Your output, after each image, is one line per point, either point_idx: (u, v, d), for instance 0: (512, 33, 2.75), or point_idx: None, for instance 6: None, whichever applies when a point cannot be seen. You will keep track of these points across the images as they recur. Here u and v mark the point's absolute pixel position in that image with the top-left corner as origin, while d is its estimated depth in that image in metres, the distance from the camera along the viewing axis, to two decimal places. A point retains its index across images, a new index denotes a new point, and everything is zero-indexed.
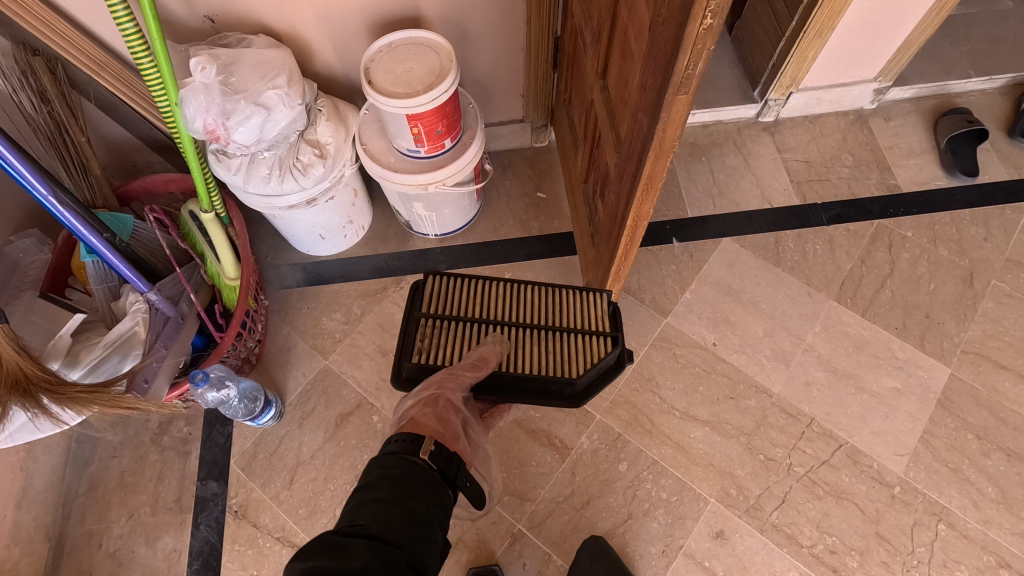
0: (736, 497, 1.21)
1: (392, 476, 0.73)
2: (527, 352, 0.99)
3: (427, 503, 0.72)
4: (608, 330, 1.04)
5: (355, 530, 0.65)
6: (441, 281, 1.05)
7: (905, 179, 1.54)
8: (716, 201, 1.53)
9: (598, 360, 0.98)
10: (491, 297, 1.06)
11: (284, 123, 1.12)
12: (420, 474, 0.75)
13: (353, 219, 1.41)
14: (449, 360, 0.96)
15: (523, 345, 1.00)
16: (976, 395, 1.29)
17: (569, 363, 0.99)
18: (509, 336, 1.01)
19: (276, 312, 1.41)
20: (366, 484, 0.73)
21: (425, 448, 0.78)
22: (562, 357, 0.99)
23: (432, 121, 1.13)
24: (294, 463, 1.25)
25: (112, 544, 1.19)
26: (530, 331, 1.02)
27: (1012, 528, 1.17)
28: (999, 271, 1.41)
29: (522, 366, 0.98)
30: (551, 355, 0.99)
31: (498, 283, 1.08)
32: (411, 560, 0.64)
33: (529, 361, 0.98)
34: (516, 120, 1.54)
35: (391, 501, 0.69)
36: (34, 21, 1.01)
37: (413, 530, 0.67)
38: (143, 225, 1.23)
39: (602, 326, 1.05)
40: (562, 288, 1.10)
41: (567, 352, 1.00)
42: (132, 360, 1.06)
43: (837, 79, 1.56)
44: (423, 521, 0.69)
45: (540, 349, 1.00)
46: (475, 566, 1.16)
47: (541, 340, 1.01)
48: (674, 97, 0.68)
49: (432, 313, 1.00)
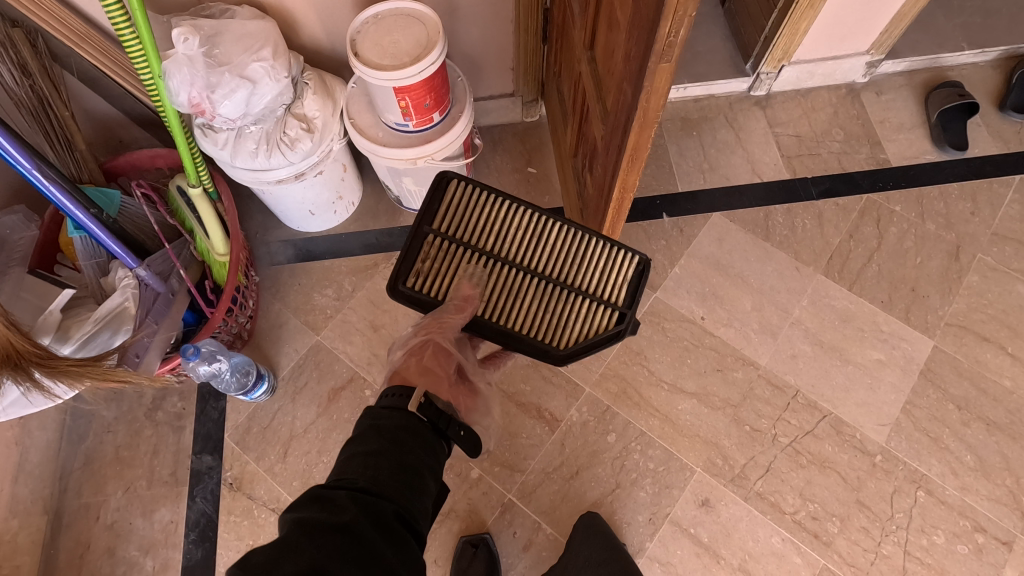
0: (721, 467, 1.24)
1: (380, 428, 0.76)
2: (526, 302, 0.98)
3: (415, 453, 0.74)
4: (621, 304, 0.98)
5: (344, 482, 0.69)
6: (464, 192, 1.01)
7: (895, 153, 1.54)
8: (706, 175, 1.53)
9: (593, 335, 0.96)
10: (508, 224, 0.99)
11: (269, 96, 1.10)
12: (410, 425, 0.77)
13: (343, 194, 1.40)
14: (435, 291, 0.96)
15: (527, 294, 0.98)
16: (958, 366, 1.31)
17: (563, 330, 0.97)
18: (515, 279, 0.98)
19: (267, 289, 1.41)
20: (356, 436, 0.76)
21: (415, 399, 0.79)
22: (562, 316, 0.97)
23: (419, 94, 1.12)
24: (288, 437, 1.27)
25: (109, 516, 1.21)
26: (541, 285, 0.99)
27: (989, 494, 1.20)
28: (985, 245, 1.43)
29: (515, 321, 0.97)
30: (556, 310, 0.97)
31: (517, 204, 1.01)
32: (398, 511, 0.68)
33: (524, 317, 0.97)
34: (506, 94, 1.52)
35: (379, 453, 0.72)
36: (30, 6, 1.03)
37: (401, 482, 0.71)
38: (131, 201, 1.23)
39: (617, 299, 0.99)
40: (591, 237, 1.01)
41: (571, 313, 0.98)
42: (122, 335, 1.07)
43: (829, 52, 1.55)
44: (413, 470, 0.73)
45: (545, 301, 0.98)
46: (466, 535, 1.19)
47: (548, 294, 0.98)
48: (656, 66, 0.68)
49: (441, 233, 0.98)
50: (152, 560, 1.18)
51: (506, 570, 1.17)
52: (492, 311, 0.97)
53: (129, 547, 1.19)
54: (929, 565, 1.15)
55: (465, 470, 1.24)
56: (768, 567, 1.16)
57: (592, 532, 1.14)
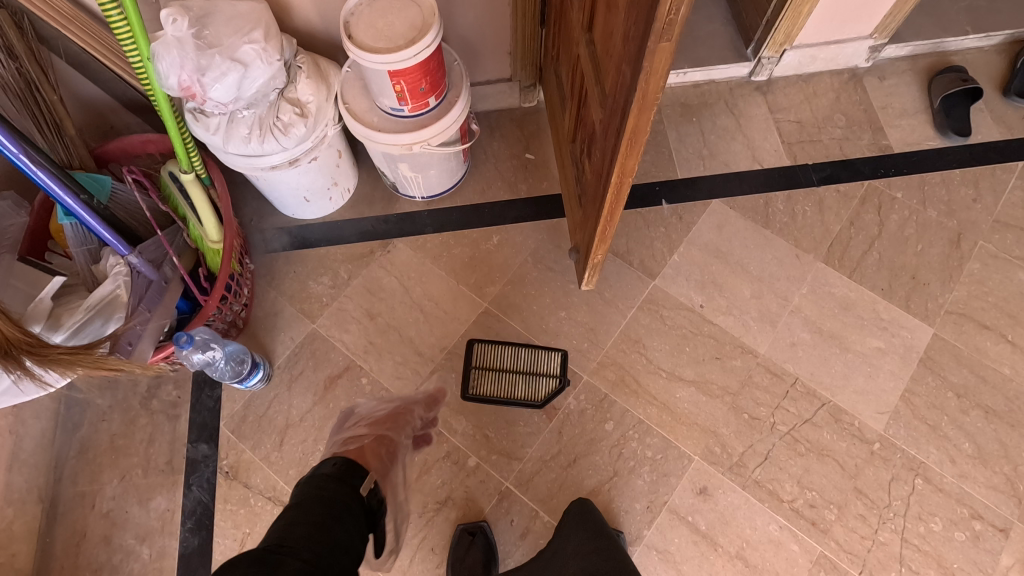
0: (719, 455, 1.23)
1: (323, 498, 0.75)
2: (496, 385, 1.28)
3: (355, 532, 0.74)
4: (556, 374, 1.29)
5: (286, 549, 0.67)
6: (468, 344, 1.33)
7: (897, 139, 1.53)
8: (706, 161, 1.51)
9: (549, 390, 1.28)
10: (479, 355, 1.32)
11: (262, 80, 1.08)
12: (349, 504, 0.77)
13: (338, 180, 1.38)
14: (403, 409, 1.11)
15: (495, 383, 1.29)
16: (958, 353, 1.30)
17: (530, 393, 1.27)
18: (482, 376, 1.29)
19: (262, 276, 1.40)
20: (294, 504, 0.75)
21: (365, 483, 0.82)
22: (523, 387, 1.28)
23: (415, 78, 1.10)
24: (284, 425, 1.27)
25: (105, 504, 1.20)
26: (498, 374, 1.29)
27: (986, 482, 1.20)
28: (987, 232, 1.41)
29: (495, 394, 1.28)
30: (509, 388, 1.28)
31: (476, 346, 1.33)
32: None
33: (499, 392, 1.28)
34: (503, 79, 1.50)
35: (322, 523, 0.71)
36: None
37: (339, 557, 0.70)
38: (122, 187, 1.21)
39: (552, 371, 1.29)
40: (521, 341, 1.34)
41: (527, 385, 1.28)
42: (115, 323, 1.05)
43: (831, 36, 1.53)
44: (349, 551, 0.72)
45: (508, 385, 1.28)
46: (464, 523, 1.19)
47: (507, 380, 1.29)
48: (656, 46, 0.67)
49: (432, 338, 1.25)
50: (149, 548, 1.17)
51: (503, 558, 1.17)
52: (479, 392, 1.28)
53: (125, 535, 1.18)
54: (927, 552, 1.15)
55: (462, 458, 1.24)
56: (765, 555, 1.16)
57: (585, 519, 1.11)
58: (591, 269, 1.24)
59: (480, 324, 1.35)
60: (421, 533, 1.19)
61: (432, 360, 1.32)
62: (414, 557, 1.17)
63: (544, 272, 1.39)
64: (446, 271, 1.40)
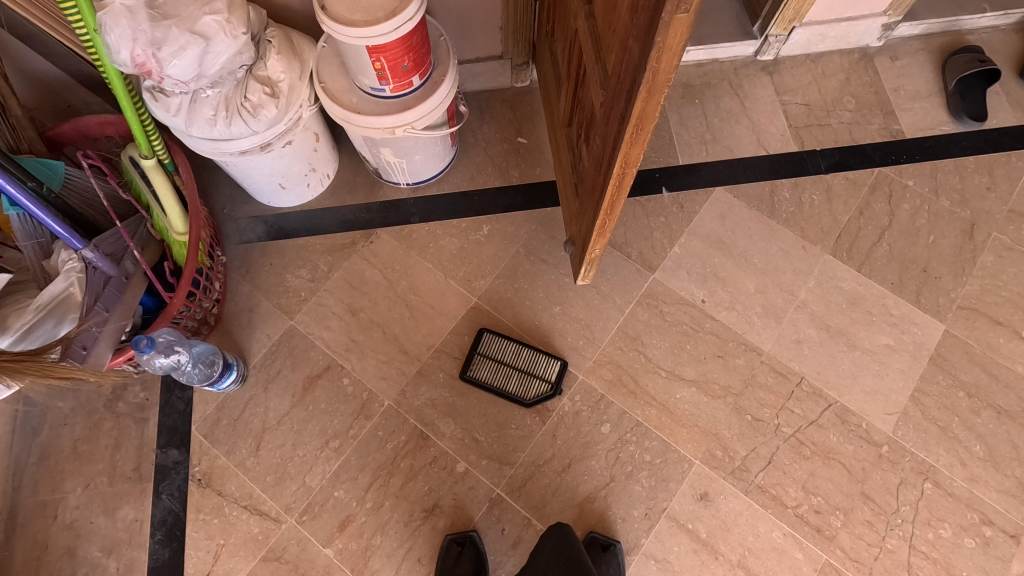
0: (721, 459, 1.17)
1: None
2: (493, 373, 1.21)
3: None
4: (551, 381, 1.20)
5: None
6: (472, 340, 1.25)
7: (909, 124, 1.45)
8: (708, 146, 1.42)
9: (539, 395, 1.20)
10: (483, 351, 1.23)
11: (226, 55, 0.98)
12: None
13: (316, 166, 1.29)
14: None
15: (491, 370, 1.22)
16: (970, 351, 1.25)
17: (522, 390, 1.20)
18: (483, 362, 1.22)
19: (235, 269, 1.30)
20: None
21: None
22: (516, 382, 1.21)
23: (396, 54, 1.00)
24: (260, 429, 1.19)
25: (68, 515, 1.12)
26: (501, 365, 1.22)
27: (997, 486, 1.15)
28: (1001, 223, 1.35)
29: (488, 381, 1.21)
30: (501, 380, 1.21)
31: (482, 335, 1.24)
32: None
33: (494, 380, 1.21)
34: (494, 56, 1.40)
35: None
36: None
37: None
38: (77, 172, 1.10)
39: (548, 378, 1.21)
40: (529, 349, 1.23)
41: (521, 381, 1.21)
42: (67, 325, 0.96)
43: (844, 12, 1.43)
44: None
45: (503, 375, 1.21)
46: (452, 532, 1.12)
47: (506, 372, 1.21)
48: (672, 18, 0.58)
49: None
50: (116, 561, 1.10)
51: (494, 569, 1.11)
52: (474, 374, 1.22)
53: (90, 547, 1.11)
54: (935, 559, 1.11)
55: (451, 463, 1.17)
56: (767, 563, 1.11)
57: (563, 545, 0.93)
58: (589, 263, 1.15)
59: (470, 321, 1.27)
60: (406, 543, 1.12)
61: (418, 359, 1.24)
62: (399, 568, 1.10)
63: (537, 265, 1.31)
64: (433, 264, 1.31)
